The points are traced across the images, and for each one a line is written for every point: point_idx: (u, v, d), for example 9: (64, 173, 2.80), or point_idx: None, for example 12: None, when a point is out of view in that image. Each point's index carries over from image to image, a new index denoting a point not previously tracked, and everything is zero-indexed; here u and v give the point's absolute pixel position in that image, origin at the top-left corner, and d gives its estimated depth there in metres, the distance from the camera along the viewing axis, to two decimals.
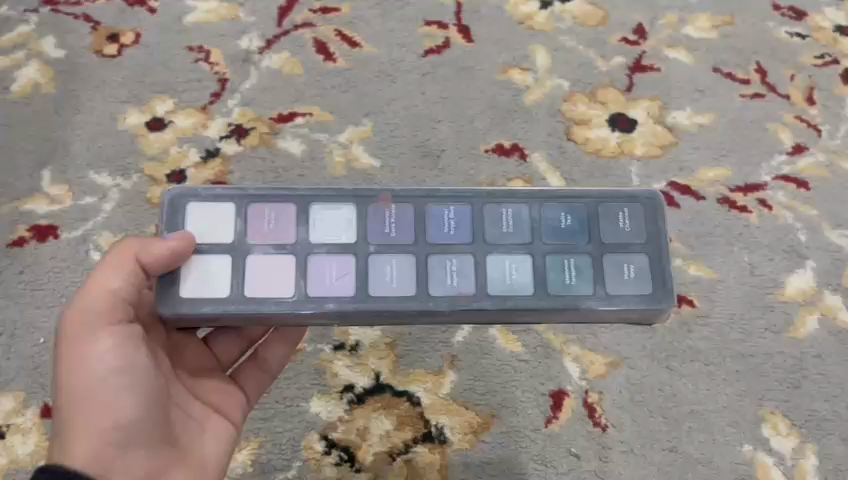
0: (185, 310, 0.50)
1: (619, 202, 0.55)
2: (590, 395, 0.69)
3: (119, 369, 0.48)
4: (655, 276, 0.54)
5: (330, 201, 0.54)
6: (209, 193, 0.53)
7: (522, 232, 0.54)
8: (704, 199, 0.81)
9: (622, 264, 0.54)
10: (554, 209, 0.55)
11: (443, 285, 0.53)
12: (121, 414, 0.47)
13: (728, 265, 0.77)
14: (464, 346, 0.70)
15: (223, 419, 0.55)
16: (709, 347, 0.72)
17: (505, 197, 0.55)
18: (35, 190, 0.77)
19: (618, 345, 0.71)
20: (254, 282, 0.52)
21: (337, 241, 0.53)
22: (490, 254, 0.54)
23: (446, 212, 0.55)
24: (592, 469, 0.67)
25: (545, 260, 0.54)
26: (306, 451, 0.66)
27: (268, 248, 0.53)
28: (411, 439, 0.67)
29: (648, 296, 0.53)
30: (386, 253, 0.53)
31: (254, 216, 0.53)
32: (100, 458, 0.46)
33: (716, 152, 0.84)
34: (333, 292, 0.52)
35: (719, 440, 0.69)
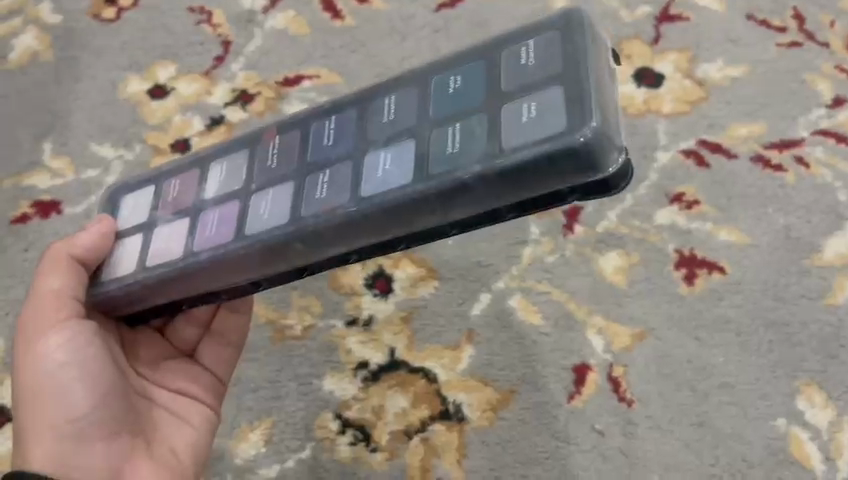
0: (97, 292, 0.50)
1: (519, 41, 0.43)
2: (615, 369, 0.66)
3: (71, 365, 0.49)
4: (568, 102, 0.38)
5: (226, 154, 0.49)
6: (137, 179, 0.52)
7: (405, 117, 0.44)
8: (736, 157, 0.76)
9: (524, 110, 0.40)
10: (443, 78, 0.44)
11: (311, 201, 0.44)
12: (76, 411, 0.49)
13: (763, 229, 0.73)
14: (482, 319, 0.68)
15: (195, 403, 0.57)
16: (740, 316, 0.69)
17: (383, 88, 0.46)
18: (36, 163, 0.75)
19: (645, 315, 0.69)
20: (153, 252, 0.48)
21: (227, 191, 0.48)
22: (367, 151, 0.44)
23: (327, 125, 0.46)
24: (617, 447, 0.64)
25: (429, 137, 0.42)
26: (319, 431, 0.64)
27: (171, 215, 0.49)
28: (427, 417, 0.64)
29: (558, 132, 0.38)
30: (266, 189, 0.46)
31: (167, 189, 0.50)
32: (58, 452, 0.49)
33: (749, 108, 0.79)
34: (210, 241, 0.46)
35: (751, 414, 0.65)
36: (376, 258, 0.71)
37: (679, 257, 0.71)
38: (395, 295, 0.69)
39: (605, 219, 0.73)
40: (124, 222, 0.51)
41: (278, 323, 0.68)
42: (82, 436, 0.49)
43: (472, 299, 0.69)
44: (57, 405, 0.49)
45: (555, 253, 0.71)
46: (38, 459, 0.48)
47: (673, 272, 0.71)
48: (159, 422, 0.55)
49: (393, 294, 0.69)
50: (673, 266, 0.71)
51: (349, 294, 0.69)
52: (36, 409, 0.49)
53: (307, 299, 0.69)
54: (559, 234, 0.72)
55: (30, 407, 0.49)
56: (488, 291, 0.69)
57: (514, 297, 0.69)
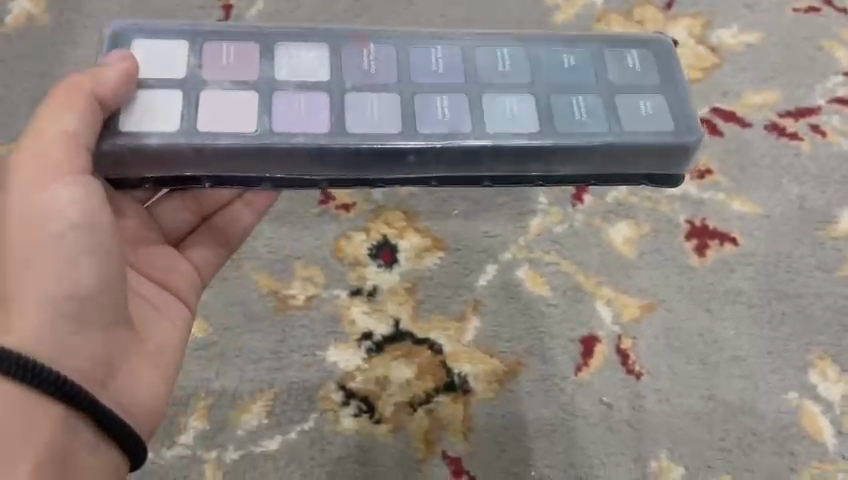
0: (131, 143, 0.44)
1: (624, 47, 0.50)
2: (623, 342, 0.65)
3: (78, 225, 0.43)
4: (677, 114, 0.48)
5: (298, 41, 0.48)
6: (159, 29, 0.48)
7: (521, 74, 0.49)
8: (750, 126, 0.74)
9: (639, 104, 0.48)
10: (554, 49, 0.50)
11: (434, 119, 0.46)
12: (78, 287, 0.43)
13: (777, 199, 0.71)
14: (488, 290, 0.67)
15: (178, 300, 0.52)
16: (752, 288, 0.67)
17: (502, 38, 0.50)
18: None
19: (655, 286, 0.67)
20: (208, 116, 0.45)
21: (308, 78, 0.47)
22: (486, 92, 0.48)
23: (433, 52, 0.49)
24: (625, 420, 0.62)
25: (549, 98, 0.48)
26: (322, 402, 0.62)
27: (226, 85, 0.46)
28: (432, 389, 0.63)
29: (671, 130, 0.47)
30: (365, 91, 0.47)
31: (212, 53, 0.47)
32: (45, 331, 0.42)
33: (765, 75, 0.77)
34: (301, 125, 0.45)
35: (762, 387, 0.64)
36: (380, 227, 0.69)
37: (690, 228, 0.70)
38: (400, 266, 0.68)
39: (615, 189, 0.71)
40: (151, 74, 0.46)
41: (281, 293, 0.66)
42: (82, 316, 0.43)
43: (479, 270, 0.68)
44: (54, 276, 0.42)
45: (564, 223, 0.70)
46: (23, 332, 0.41)
47: (684, 243, 0.69)
48: (142, 316, 0.49)
49: (398, 265, 0.68)
50: (683, 237, 0.69)
51: (353, 264, 0.68)
52: (26, 273, 0.42)
53: (309, 269, 0.67)
54: (568, 203, 0.70)
55: (21, 269, 0.42)
56: (495, 262, 0.68)
57: (522, 268, 0.68)
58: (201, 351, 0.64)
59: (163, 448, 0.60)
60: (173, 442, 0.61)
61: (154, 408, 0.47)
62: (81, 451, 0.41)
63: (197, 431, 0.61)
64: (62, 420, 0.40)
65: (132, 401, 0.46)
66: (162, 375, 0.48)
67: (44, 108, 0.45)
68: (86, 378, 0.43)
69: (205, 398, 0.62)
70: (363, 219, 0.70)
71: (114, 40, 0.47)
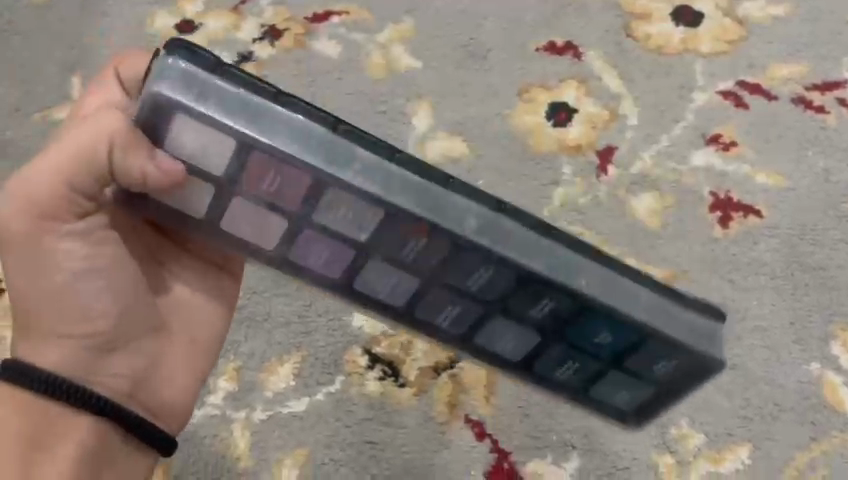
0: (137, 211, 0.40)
1: (677, 341, 0.41)
2: None
3: (94, 272, 0.45)
4: (650, 402, 0.46)
5: (355, 173, 0.36)
6: (207, 92, 0.34)
7: (530, 338, 0.43)
8: (776, 98, 0.74)
9: (619, 393, 0.46)
10: (585, 329, 0.42)
11: (431, 314, 0.42)
12: (99, 322, 0.46)
13: (802, 172, 0.71)
14: None
15: (221, 277, 0.51)
16: (776, 259, 0.67)
17: (563, 283, 0.39)
18: (64, 97, 0.73)
19: (678, 256, 0.67)
20: (232, 225, 0.39)
21: (346, 227, 0.38)
22: (496, 320, 0.42)
23: (479, 272, 0.39)
24: None
25: (558, 346, 0.43)
26: (348, 366, 0.64)
27: (260, 201, 0.37)
28: (456, 355, 0.64)
29: (622, 411, 0.48)
30: (387, 268, 0.40)
31: (255, 170, 0.36)
32: (75, 362, 0.46)
33: (790, 48, 0.76)
34: (316, 268, 0.40)
35: (784, 358, 0.64)
36: None
37: (715, 200, 0.70)
38: None
39: (639, 161, 0.71)
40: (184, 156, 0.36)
41: None
42: (103, 339, 0.46)
43: None
44: (72, 310, 0.45)
45: (588, 195, 0.70)
46: (54, 361, 0.45)
47: (709, 215, 0.69)
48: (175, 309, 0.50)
49: None
50: (708, 208, 0.69)
51: None
52: (45, 306, 0.45)
53: None
54: (593, 175, 0.70)
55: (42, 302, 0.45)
56: None
57: None
58: None
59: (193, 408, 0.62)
60: (204, 402, 0.62)
61: (185, 402, 0.51)
62: (114, 447, 0.47)
63: (226, 391, 0.62)
64: (93, 425, 0.45)
65: (166, 396, 0.49)
66: (193, 369, 0.51)
67: (88, 120, 0.39)
68: (115, 392, 0.47)
69: (234, 360, 0.63)
70: None
71: (149, 102, 0.34)
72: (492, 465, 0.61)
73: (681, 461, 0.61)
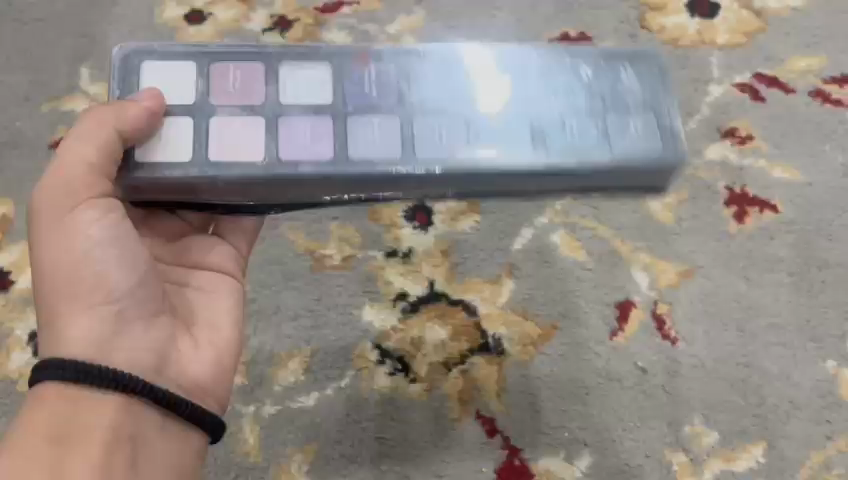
0: (147, 177, 0.43)
1: (618, 59, 0.48)
2: (659, 306, 0.65)
3: (106, 244, 0.44)
4: (661, 131, 0.46)
5: (301, 58, 0.47)
6: (165, 51, 0.46)
7: (523, 134, 0.45)
8: (794, 92, 0.73)
9: (627, 124, 0.46)
10: (558, 110, 0.46)
11: (430, 145, 0.45)
12: (118, 291, 0.44)
13: (819, 166, 0.70)
14: (523, 253, 0.67)
15: (225, 277, 0.51)
16: (792, 256, 0.66)
17: (507, 60, 0.47)
18: (74, 88, 0.72)
19: (693, 252, 0.67)
20: (219, 144, 0.44)
21: (312, 103, 0.46)
22: (480, 117, 0.46)
23: (433, 73, 0.46)
24: (659, 384, 0.62)
25: (543, 122, 0.46)
26: (358, 361, 0.63)
27: (233, 108, 0.45)
28: (467, 350, 0.63)
29: (653, 149, 0.45)
30: (366, 116, 0.46)
31: (218, 76, 0.46)
32: (97, 338, 0.43)
33: (808, 41, 0.75)
34: (308, 153, 0.44)
35: (799, 355, 0.63)
36: None
37: (730, 195, 0.69)
38: (435, 228, 0.68)
39: None
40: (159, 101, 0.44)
41: (318, 253, 0.66)
42: (124, 315, 0.44)
43: (515, 234, 0.67)
44: (92, 289, 0.44)
45: None
46: (76, 343, 0.43)
47: (724, 210, 0.68)
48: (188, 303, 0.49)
49: (433, 227, 0.68)
50: (723, 203, 0.68)
51: (387, 226, 0.68)
52: (63, 297, 0.44)
53: (345, 230, 0.67)
54: None
55: (59, 294, 0.44)
56: (531, 226, 0.68)
57: (557, 232, 0.67)
58: None
59: None
60: None
61: (218, 385, 0.48)
62: (148, 427, 0.43)
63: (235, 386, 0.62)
64: (124, 406, 0.42)
65: (190, 378, 0.46)
66: (220, 352, 0.48)
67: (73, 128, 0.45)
68: (142, 368, 0.44)
69: (243, 354, 0.63)
70: None
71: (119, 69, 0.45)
72: (502, 463, 0.60)
73: (694, 459, 0.60)
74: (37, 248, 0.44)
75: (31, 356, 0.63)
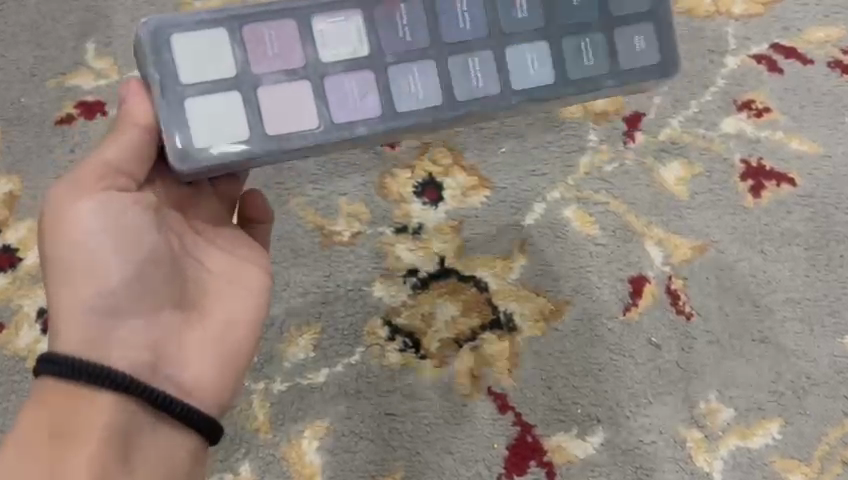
0: (212, 161, 0.42)
1: None
2: (673, 282, 0.64)
3: (106, 235, 0.43)
4: (662, 43, 0.50)
5: (331, 11, 0.45)
6: (193, 22, 0.43)
7: (541, 67, 0.48)
8: (812, 63, 0.70)
9: (632, 39, 0.50)
10: (572, 40, 0.49)
11: (468, 88, 0.47)
12: (113, 284, 0.43)
13: (837, 138, 0.68)
14: (535, 229, 0.65)
15: (244, 267, 0.49)
16: (809, 230, 0.65)
17: None
18: (78, 64, 0.71)
19: (707, 227, 0.65)
20: (271, 117, 0.44)
21: (350, 55, 0.46)
22: (508, 47, 0.48)
23: (458, 5, 0.47)
24: (673, 360, 0.62)
25: (562, 44, 0.49)
26: (368, 337, 0.62)
27: (278, 76, 0.44)
28: (478, 326, 0.63)
29: (657, 65, 0.50)
30: (406, 62, 0.46)
31: (253, 41, 0.44)
32: (92, 334, 0.43)
33: (828, 9, 0.72)
34: (356, 112, 0.45)
35: (816, 331, 0.62)
36: (424, 164, 0.67)
37: (745, 168, 0.67)
38: (445, 204, 0.66)
39: (667, 128, 0.68)
40: (196, 78, 0.43)
41: (326, 229, 0.65)
42: (120, 309, 0.43)
43: (527, 209, 0.65)
44: (88, 281, 0.43)
45: (615, 162, 0.67)
46: (71, 337, 0.43)
47: (739, 184, 0.66)
48: (198, 290, 0.47)
49: (443, 203, 0.66)
50: (738, 177, 0.67)
51: (396, 201, 0.66)
52: (64, 288, 0.43)
53: (354, 206, 0.65)
54: (619, 141, 0.68)
55: (62, 288, 0.43)
56: (543, 201, 0.66)
57: (570, 207, 0.66)
58: None
59: None
60: None
61: (220, 383, 0.46)
62: (142, 427, 0.43)
63: None
64: (119, 403, 0.42)
65: (189, 377, 0.45)
66: (224, 351, 0.47)
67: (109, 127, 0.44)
68: (137, 365, 0.43)
69: None
70: (409, 155, 0.67)
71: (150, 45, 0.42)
72: (514, 440, 0.60)
73: (709, 435, 0.60)
74: (44, 238, 0.43)
75: (40, 332, 0.63)
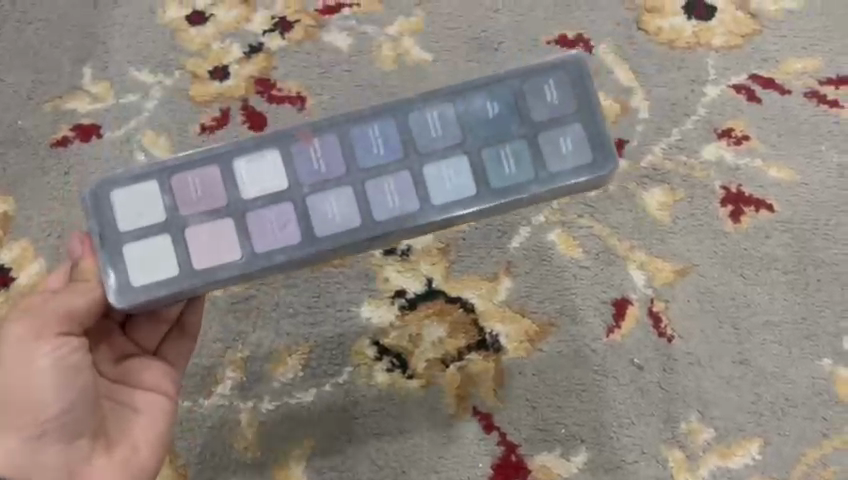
0: (143, 299, 0.44)
1: (538, 76, 0.47)
2: (656, 304, 0.65)
3: (47, 371, 0.46)
4: (594, 143, 0.46)
5: (250, 153, 0.46)
6: (127, 176, 0.46)
7: (460, 183, 0.46)
8: (789, 93, 0.72)
9: (559, 142, 0.46)
10: (491, 153, 0.46)
11: (385, 209, 0.46)
12: (45, 414, 0.46)
13: (815, 167, 0.70)
14: (521, 252, 0.66)
15: (157, 396, 0.52)
16: (787, 254, 0.67)
17: (429, 99, 0.47)
18: (75, 88, 0.72)
19: (689, 251, 0.67)
20: (198, 252, 0.45)
21: (270, 189, 0.46)
22: (425, 165, 0.46)
23: (371, 132, 0.47)
24: (655, 381, 0.63)
25: (482, 157, 0.46)
26: (356, 357, 0.63)
27: (202, 216, 0.46)
28: (464, 347, 0.64)
29: (588, 165, 0.46)
30: (323, 191, 0.46)
31: (182, 189, 0.46)
32: (18, 458, 0.47)
33: (806, 41, 0.74)
34: (277, 243, 0.45)
35: (795, 354, 0.64)
36: None
37: (725, 194, 0.69)
38: None
39: (650, 154, 0.70)
40: (132, 225, 0.45)
41: None
42: (43, 436, 0.47)
43: (512, 232, 0.67)
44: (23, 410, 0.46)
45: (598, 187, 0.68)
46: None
47: (719, 209, 0.68)
48: (115, 421, 0.50)
49: None
50: (718, 203, 0.68)
51: None
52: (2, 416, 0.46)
53: None
54: None
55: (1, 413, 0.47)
56: (529, 224, 0.67)
57: (554, 231, 0.67)
58: (239, 305, 0.65)
59: (201, 398, 0.62)
60: (211, 392, 0.63)
61: None
62: None
63: (232, 382, 0.63)
64: None
65: None
66: (130, 473, 0.49)
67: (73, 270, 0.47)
68: None
69: (241, 350, 0.64)
70: None
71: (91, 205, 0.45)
72: (499, 459, 0.61)
73: (690, 455, 0.62)
74: None
75: None
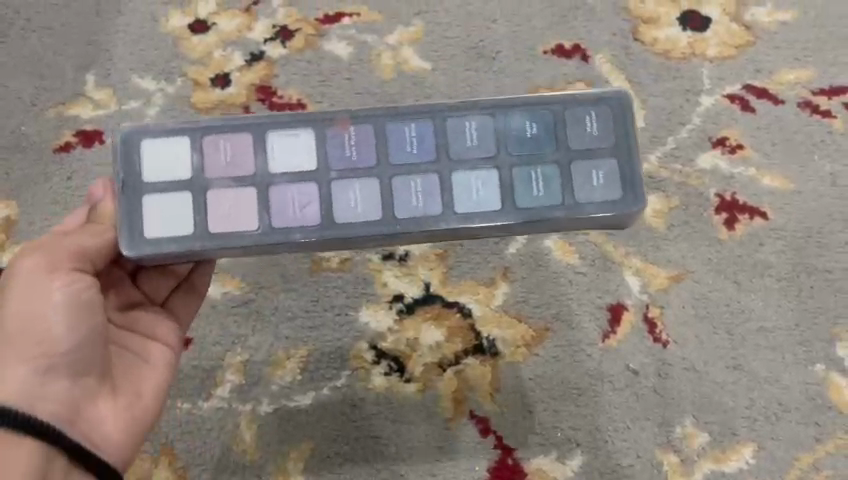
0: (153, 250, 0.45)
1: (580, 106, 0.48)
2: (651, 310, 0.66)
3: (63, 302, 0.45)
4: (624, 180, 0.47)
5: (285, 128, 0.48)
6: (159, 128, 0.47)
7: (486, 197, 0.47)
8: (783, 103, 0.73)
9: (590, 173, 0.47)
10: (521, 170, 0.48)
11: (408, 208, 0.47)
12: (58, 347, 0.46)
13: (807, 176, 0.71)
14: (517, 258, 0.67)
15: (162, 346, 0.53)
16: (781, 261, 0.68)
17: (468, 110, 0.48)
18: (78, 94, 0.73)
19: (684, 258, 0.67)
20: (216, 217, 0.46)
21: (298, 168, 0.47)
22: (455, 171, 0.48)
23: (407, 130, 0.48)
24: (650, 386, 0.64)
25: (512, 173, 0.48)
26: (354, 361, 0.64)
27: (229, 182, 0.47)
28: (461, 351, 0.64)
29: (614, 201, 0.47)
30: (348, 178, 0.47)
31: (212, 149, 0.47)
32: (27, 387, 0.45)
33: (799, 52, 0.75)
34: (295, 221, 0.46)
35: (788, 360, 0.65)
36: None
37: (720, 201, 0.70)
38: None
39: (645, 163, 0.71)
40: (156, 178, 0.46)
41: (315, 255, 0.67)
42: (55, 368, 0.46)
43: (509, 238, 0.68)
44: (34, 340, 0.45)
45: None
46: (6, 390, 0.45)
47: (713, 217, 0.69)
48: (120, 367, 0.51)
49: None
50: (712, 210, 0.69)
51: None
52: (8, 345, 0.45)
53: None
54: None
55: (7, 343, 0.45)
56: None
57: (551, 237, 0.68)
58: (238, 309, 0.65)
59: (200, 400, 0.63)
60: (210, 394, 0.63)
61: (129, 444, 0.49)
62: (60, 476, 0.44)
63: (231, 384, 0.63)
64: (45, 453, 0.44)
65: (100, 435, 0.48)
66: (136, 416, 0.50)
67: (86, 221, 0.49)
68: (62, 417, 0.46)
69: (240, 353, 0.64)
70: None
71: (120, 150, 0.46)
72: (496, 462, 0.62)
73: (685, 459, 0.62)
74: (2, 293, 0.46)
75: None
